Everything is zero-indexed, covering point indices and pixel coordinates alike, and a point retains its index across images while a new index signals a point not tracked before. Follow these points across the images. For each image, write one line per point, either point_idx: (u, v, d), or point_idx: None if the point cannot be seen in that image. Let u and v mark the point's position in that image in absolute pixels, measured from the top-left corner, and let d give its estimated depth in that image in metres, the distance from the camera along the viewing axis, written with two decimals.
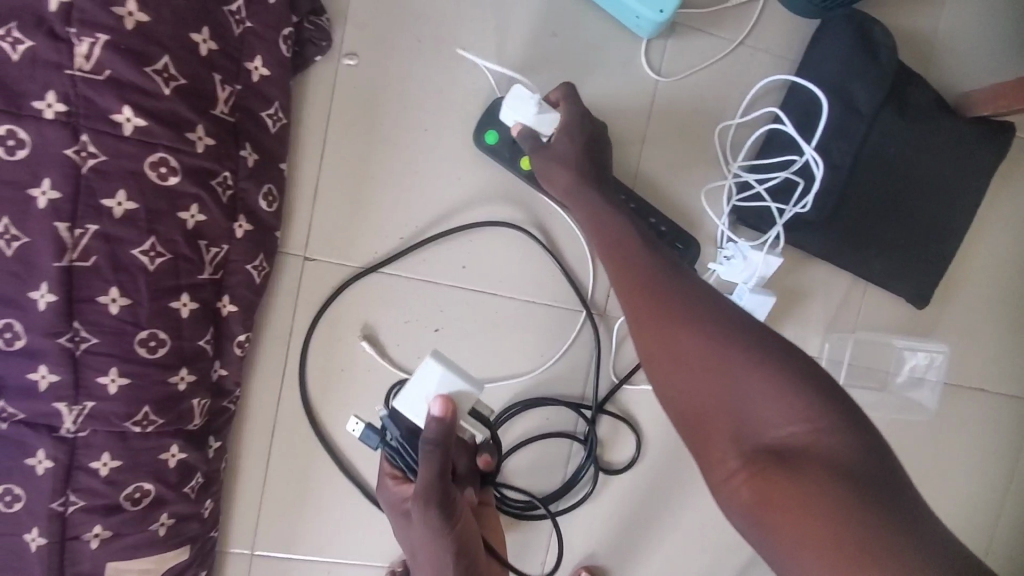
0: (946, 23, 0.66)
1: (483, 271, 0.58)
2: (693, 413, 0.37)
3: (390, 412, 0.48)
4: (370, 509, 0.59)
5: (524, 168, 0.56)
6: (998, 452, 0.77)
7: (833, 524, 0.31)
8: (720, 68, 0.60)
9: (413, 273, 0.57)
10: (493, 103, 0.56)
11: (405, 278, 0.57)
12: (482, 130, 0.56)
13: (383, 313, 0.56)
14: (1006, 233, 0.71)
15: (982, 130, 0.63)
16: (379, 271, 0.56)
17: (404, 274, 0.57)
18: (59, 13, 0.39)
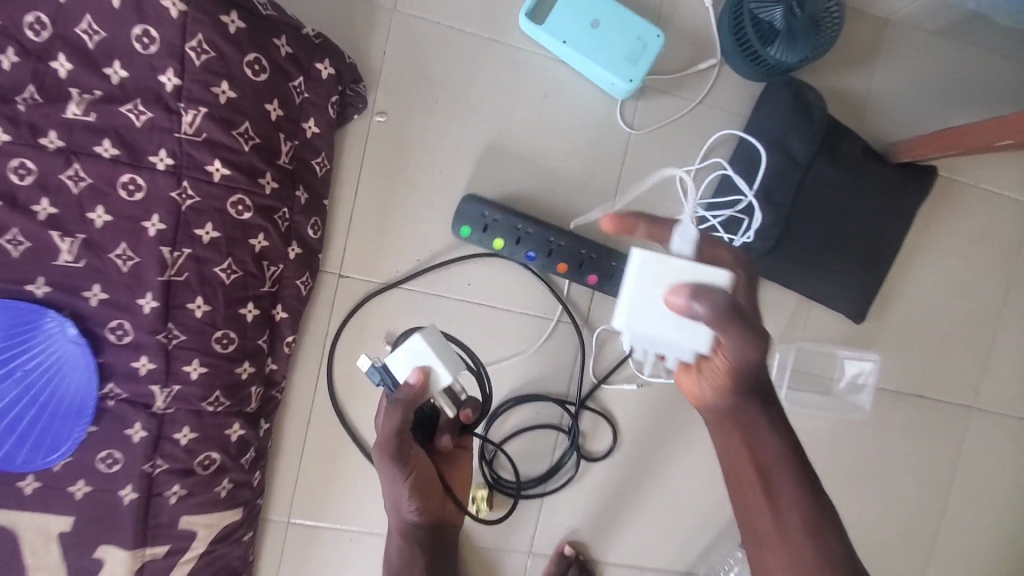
0: (882, 82, 0.78)
1: (486, 288, 0.71)
2: None
3: (379, 364, 0.54)
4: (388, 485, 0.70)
5: (498, 248, 0.67)
6: (938, 452, 0.87)
7: None
8: (682, 122, 0.73)
9: (427, 288, 0.69)
10: (464, 206, 0.66)
11: (420, 292, 0.69)
12: (458, 224, 0.66)
13: (402, 321, 0.69)
14: (938, 261, 0.83)
15: (904, 175, 0.75)
16: (399, 285, 0.68)
17: (419, 289, 0.69)
18: (172, 92, 0.52)
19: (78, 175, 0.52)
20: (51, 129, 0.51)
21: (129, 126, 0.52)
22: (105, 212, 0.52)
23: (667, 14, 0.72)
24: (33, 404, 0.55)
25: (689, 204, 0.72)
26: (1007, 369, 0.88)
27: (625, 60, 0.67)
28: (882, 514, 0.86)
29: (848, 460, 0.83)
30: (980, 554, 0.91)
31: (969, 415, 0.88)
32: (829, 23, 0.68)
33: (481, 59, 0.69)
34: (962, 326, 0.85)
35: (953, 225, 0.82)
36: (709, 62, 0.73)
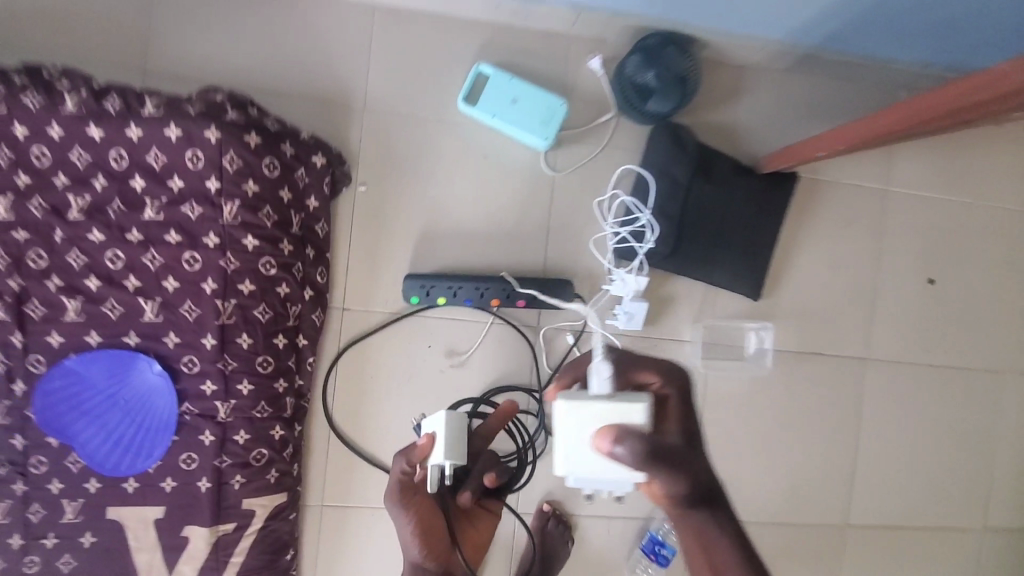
0: (748, 111, 0.99)
1: (473, 312, 0.92)
2: None
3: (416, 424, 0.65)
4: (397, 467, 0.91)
5: (442, 303, 0.88)
6: (846, 398, 1.06)
7: None
8: (593, 162, 0.95)
9: (427, 314, 0.90)
10: (410, 281, 0.87)
11: (421, 317, 0.90)
12: (408, 295, 0.87)
13: (409, 342, 0.90)
14: (817, 243, 1.03)
15: (770, 181, 0.97)
16: (406, 314, 0.90)
17: (421, 315, 0.90)
18: (215, 192, 0.74)
19: (154, 257, 0.74)
20: (134, 228, 0.73)
21: (187, 218, 0.74)
22: (174, 281, 0.74)
23: (571, 82, 0.94)
24: (126, 420, 0.75)
25: (604, 224, 0.94)
26: (891, 325, 1.08)
27: (540, 124, 0.90)
28: (808, 455, 1.04)
29: (768, 411, 1.02)
30: (897, 480, 1.09)
31: (866, 367, 1.07)
32: (688, 80, 0.92)
33: (433, 133, 0.91)
34: (847, 293, 1.06)
35: (824, 214, 1.03)
36: (609, 115, 0.95)
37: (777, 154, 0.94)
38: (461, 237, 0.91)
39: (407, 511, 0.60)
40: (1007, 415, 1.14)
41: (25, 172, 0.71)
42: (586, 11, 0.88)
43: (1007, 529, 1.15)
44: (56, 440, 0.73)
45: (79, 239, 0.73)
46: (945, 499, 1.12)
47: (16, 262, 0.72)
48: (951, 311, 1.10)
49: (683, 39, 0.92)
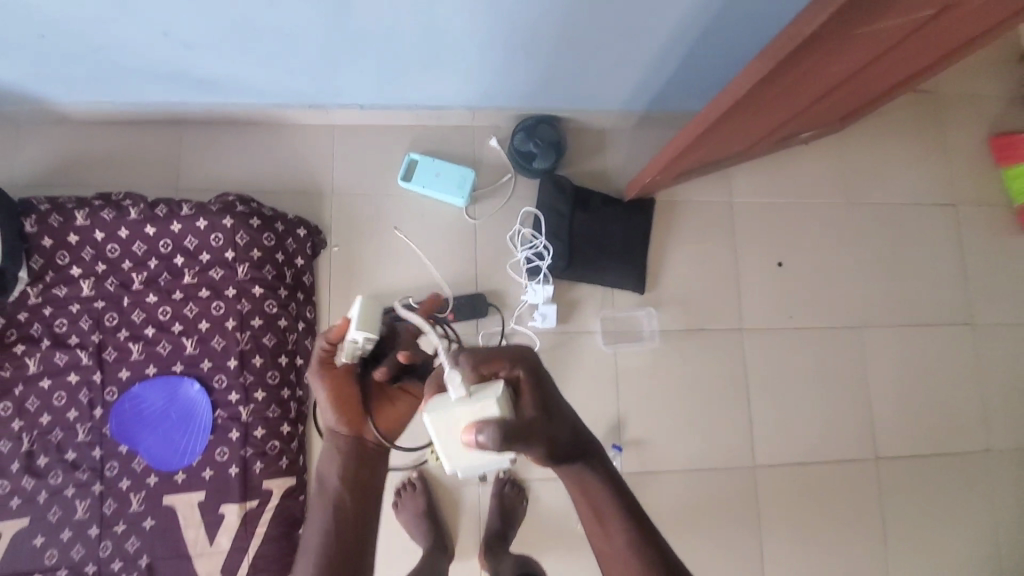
0: (613, 159, 1.35)
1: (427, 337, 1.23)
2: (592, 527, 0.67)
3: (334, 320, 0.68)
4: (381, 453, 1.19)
5: None
6: (732, 361, 1.34)
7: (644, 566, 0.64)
8: (503, 209, 1.30)
9: None
10: None
11: None
12: None
13: None
14: (685, 246, 1.36)
15: (635, 205, 1.31)
16: None
17: None
18: (231, 258, 1.08)
19: (192, 307, 1.06)
20: (177, 289, 1.06)
21: (213, 278, 1.07)
22: (206, 324, 1.06)
23: (478, 157, 1.31)
24: (170, 421, 1.04)
25: (517, 252, 1.28)
26: (758, 303, 1.37)
27: (458, 188, 1.25)
28: (709, 410, 1.31)
29: (669, 378, 1.30)
30: (791, 425, 1.34)
31: (744, 338, 1.35)
32: (560, 145, 1.28)
33: (383, 205, 1.27)
34: (716, 279, 1.37)
35: (686, 224, 1.37)
36: (508, 176, 1.31)
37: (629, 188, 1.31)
38: (411, 275, 1.25)
39: (330, 379, 0.68)
40: (874, 363, 1.40)
41: (102, 262, 1.05)
42: (480, 109, 1.26)
43: (894, 460, 1.38)
44: (126, 447, 1.02)
45: (139, 303, 1.05)
46: (836, 440, 1.36)
47: (96, 323, 1.04)
48: (804, 283, 1.40)
49: (553, 118, 1.30)
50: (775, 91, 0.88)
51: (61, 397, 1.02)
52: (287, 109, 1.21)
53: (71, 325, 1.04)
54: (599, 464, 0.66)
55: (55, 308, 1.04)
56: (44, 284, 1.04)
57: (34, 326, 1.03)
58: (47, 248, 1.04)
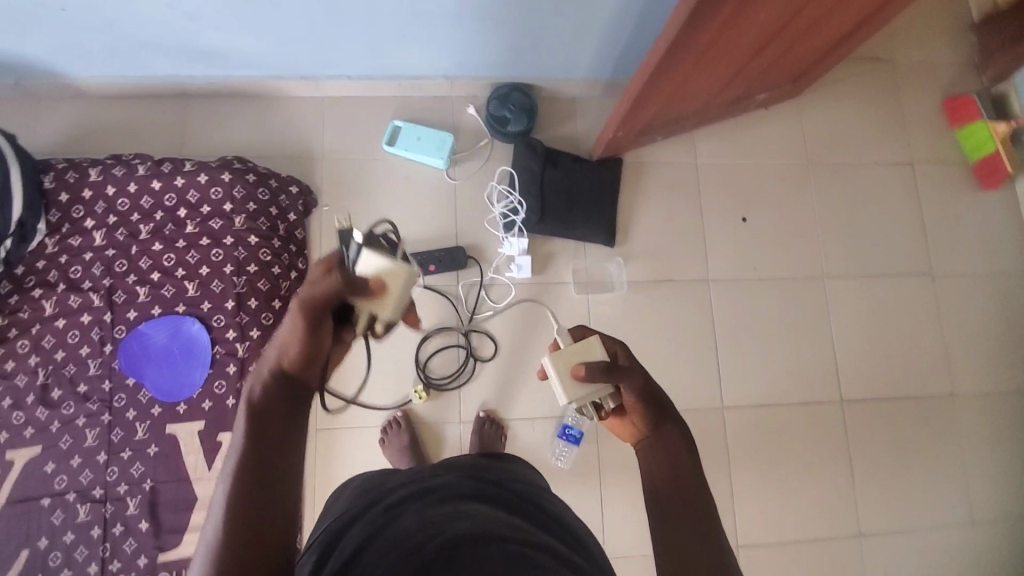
0: (583, 125, 1.45)
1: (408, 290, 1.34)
2: (651, 484, 0.63)
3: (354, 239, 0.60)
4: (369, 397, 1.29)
5: None
6: (698, 309, 1.42)
7: (695, 531, 0.58)
8: (480, 171, 1.40)
9: None
10: None
11: None
12: None
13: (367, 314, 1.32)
14: (652, 203, 1.46)
15: (603, 165, 1.42)
16: None
17: None
18: (230, 211, 1.19)
19: (194, 255, 1.17)
20: (181, 238, 1.17)
21: (214, 229, 1.18)
22: (207, 269, 1.17)
23: (458, 123, 1.41)
24: (174, 355, 1.14)
25: (493, 209, 1.38)
26: (723, 255, 1.46)
27: (438, 150, 1.36)
28: (678, 354, 1.40)
29: (639, 324, 1.39)
30: (757, 368, 1.42)
31: (710, 287, 1.44)
32: (533, 110, 1.38)
33: (369, 168, 1.37)
34: (683, 233, 1.46)
35: (653, 183, 1.46)
36: (485, 140, 1.41)
37: (595, 148, 1.40)
38: (396, 230, 1.35)
39: (316, 319, 0.55)
40: (835, 311, 1.48)
41: (113, 214, 1.16)
42: (458, 78, 1.37)
43: (859, 401, 1.45)
44: (132, 380, 1.12)
45: (146, 251, 1.16)
46: (802, 382, 1.43)
47: (107, 269, 1.15)
48: (767, 236, 1.49)
49: (527, 85, 1.40)
50: (710, 35, 0.98)
51: (75, 336, 1.12)
52: (281, 80, 1.33)
53: (84, 271, 1.14)
54: (672, 425, 0.66)
55: (70, 256, 1.15)
56: (60, 234, 1.15)
57: (51, 272, 1.14)
58: (64, 202, 1.15)
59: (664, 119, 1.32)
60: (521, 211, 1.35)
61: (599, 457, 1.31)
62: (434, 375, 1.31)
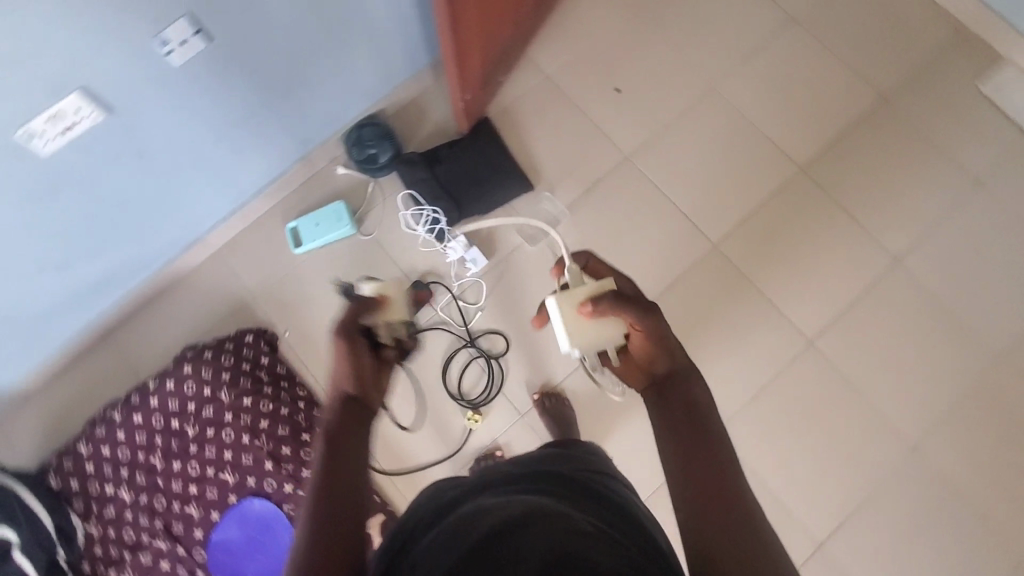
0: (438, 114, 1.49)
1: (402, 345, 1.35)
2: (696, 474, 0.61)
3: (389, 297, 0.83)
4: (436, 451, 1.32)
5: None
6: (637, 186, 1.46)
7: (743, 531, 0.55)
8: (385, 211, 1.43)
9: None
10: None
11: None
12: None
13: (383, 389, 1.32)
14: (538, 132, 1.49)
15: (476, 133, 1.45)
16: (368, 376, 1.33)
17: None
18: (213, 394, 1.22)
19: (213, 448, 1.20)
20: (192, 443, 1.20)
21: (212, 417, 1.21)
22: (230, 452, 1.20)
23: (340, 188, 1.44)
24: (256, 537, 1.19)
25: (418, 232, 1.40)
26: (623, 130, 1.50)
27: (339, 220, 1.38)
28: (648, 232, 1.43)
29: (600, 233, 1.43)
30: (718, 195, 1.46)
31: (632, 162, 1.48)
32: (387, 131, 1.40)
33: (296, 276, 1.39)
34: (580, 136, 1.49)
35: (526, 116, 1.50)
36: (370, 185, 1.44)
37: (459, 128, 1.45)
38: None
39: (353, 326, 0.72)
40: (743, 105, 1.52)
41: (122, 467, 1.18)
42: (308, 151, 1.39)
43: (816, 159, 1.48)
44: None
45: (172, 474, 1.19)
46: (760, 178, 1.47)
47: (153, 511, 1.17)
48: (646, 89, 1.53)
49: (368, 115, 1.42)
50: None
51: None
52: (174, 262, 1.35)
53: (136, 527, 1.17)
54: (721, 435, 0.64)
55: (116, 526, 1.16)
56: (95, 514, 1.17)
57: (109, 549, 1.16)
58: (77, 487, 1.17)
59: (492, 55, 1.34)
60: (442, 216, 1.37)
61: None
62: (473, 396, 1.34)
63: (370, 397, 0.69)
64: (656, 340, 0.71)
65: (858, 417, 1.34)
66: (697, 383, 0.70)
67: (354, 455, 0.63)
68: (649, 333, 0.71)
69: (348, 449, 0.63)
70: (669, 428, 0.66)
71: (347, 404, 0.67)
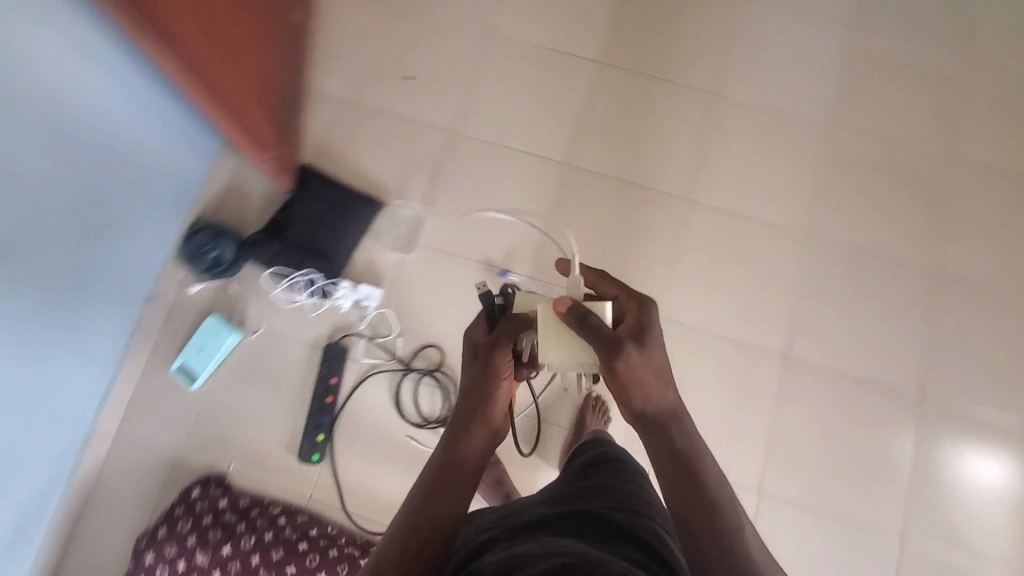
0: (257, 186, 1.43)
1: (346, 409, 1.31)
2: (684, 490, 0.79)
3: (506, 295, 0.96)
4: None
5: (322, 436, 1.27)
6: (474, 152, 1.48)
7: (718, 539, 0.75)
8: (259, 300, 1.36)
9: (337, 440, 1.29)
10: (299, 452, 1.27)
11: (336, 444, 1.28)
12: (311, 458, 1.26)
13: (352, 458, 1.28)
14: (359, 153, 1.48)
15: (302, 183, 1.41)
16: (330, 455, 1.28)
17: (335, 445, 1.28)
18: (191, 563, 1.19)
19: None
20: None
21: None
22: None
23: (203, 305, 1.36)
24: None
25: (302, 301, 1.36)
26: (432, 112, 1.51)
27: (220, 334, 1.31)
28: (506, 185, 1.46)
29: (465, 209, 1.44)
30: (546, 122, 1.51)
31: (458, 133, 1.50)
32: (218, 228, 1.35)
33: (209, 408, 1.31)
34: (399, 137, 1.49)
35: (341, 145, 1.48)
36: (231, 285, 1.37)
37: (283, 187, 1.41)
38: (283, 403, 1.31)
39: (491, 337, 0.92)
40: (525, 35, 1.57)
41: None
42: (155, 287, 1.34)
43: (610, 46, 1.56)
44: None
45: None
46: (573, 89, 1.53)
47: None
48: (434, 66, 1.54)
49: (191, 225, 1.37)
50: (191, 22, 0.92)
51: None
52: (77, 469, 1.23)
53: None
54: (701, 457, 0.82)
55: None
56: None
57: None
58: None
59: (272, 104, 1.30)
60: (315, 273, 1.34)
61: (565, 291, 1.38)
62: (438, 413, 1.31)
63: (497, 410, 0.89)
64: (639, 379, 0.82)
65: (760, 237, 1.44)
66: (684, 418, 0.85)
67: (473, 456, 0.87)
68: (630, 374, 0.81)
69: (446, 475, 0.85)
70: (667, 459, 0.82)
71: (472, 410, 0.89)
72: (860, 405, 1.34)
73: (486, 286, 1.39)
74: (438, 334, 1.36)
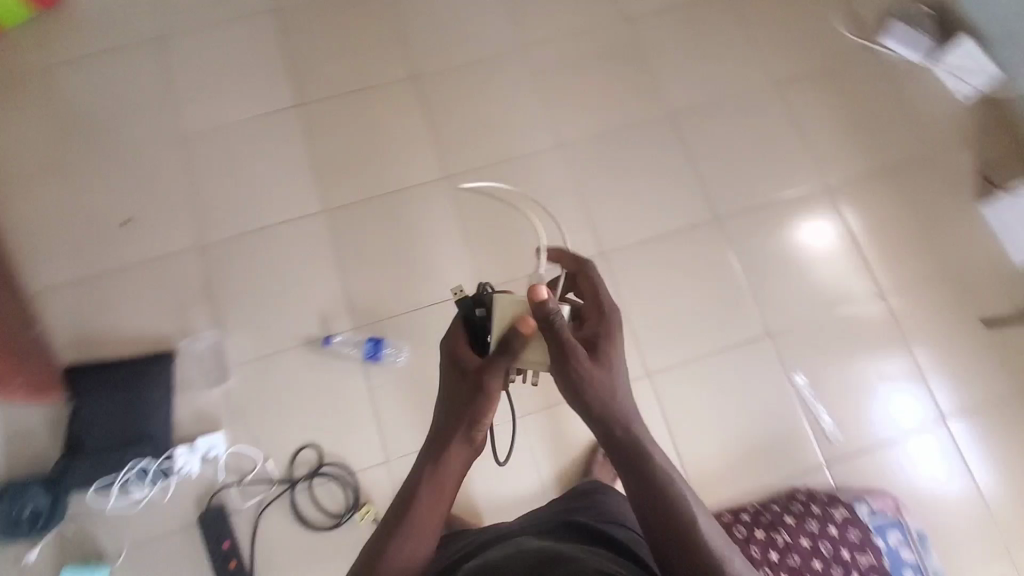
0: (32, 418, 1.28)
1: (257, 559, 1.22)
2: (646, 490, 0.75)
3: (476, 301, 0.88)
4: None
5: None
6: (232, 250, 1.41)
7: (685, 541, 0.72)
8: (105, 520, 1.23)
9: None
10: None
11: None
12: None
13: None
14: (120, 320, 1.36)
15: (73, 386, 1.28)
16: None
17: None
18: None
19: None
20: None
21: None
22: None
23: (50, 565, 1.20)
24: None
25: (150, 493, 1.24)
26: (169, 240, 1.42)
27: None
28: (280, 261, 1.41)
29: (255, 305, 1.37)
30: (282, 185, 1.47)
31: (206, 244, 1.42)
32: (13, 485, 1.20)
33: None
34: (151, 281, 1.39)
35: (96, 325, 1.35)
36: (66, 527, 1.22)
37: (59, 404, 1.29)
38: None
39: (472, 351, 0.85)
40: (215, 122, 1.52)
41: None
42: None
43: (298, 87, 1.55)
44: None
45: None
46: (289, 142, 1.50)
47: None
48: (145, 198, 1.45)
49: None
50: None
51: None
52: None
53: None
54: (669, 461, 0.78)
55: None
56: None
57: None
58: None
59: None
60: (144, 459, 1.23)
61: (390, 319, 1.37)
62: (344, 502, 1.26)
63: (481, 428, 0.81)
64: (597, 384, 0.77)
65: (522, 168, 1.50)
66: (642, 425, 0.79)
67: (446, 491, 0.79)
68: (588, 378, 0.77)
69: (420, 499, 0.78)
70: (618, 456, 0.76)
71: (457, 423, 0.80)
72: (679, 250, 1.45)
73: (316, 361, 1.33)
74: (300, 430, 1.29)
